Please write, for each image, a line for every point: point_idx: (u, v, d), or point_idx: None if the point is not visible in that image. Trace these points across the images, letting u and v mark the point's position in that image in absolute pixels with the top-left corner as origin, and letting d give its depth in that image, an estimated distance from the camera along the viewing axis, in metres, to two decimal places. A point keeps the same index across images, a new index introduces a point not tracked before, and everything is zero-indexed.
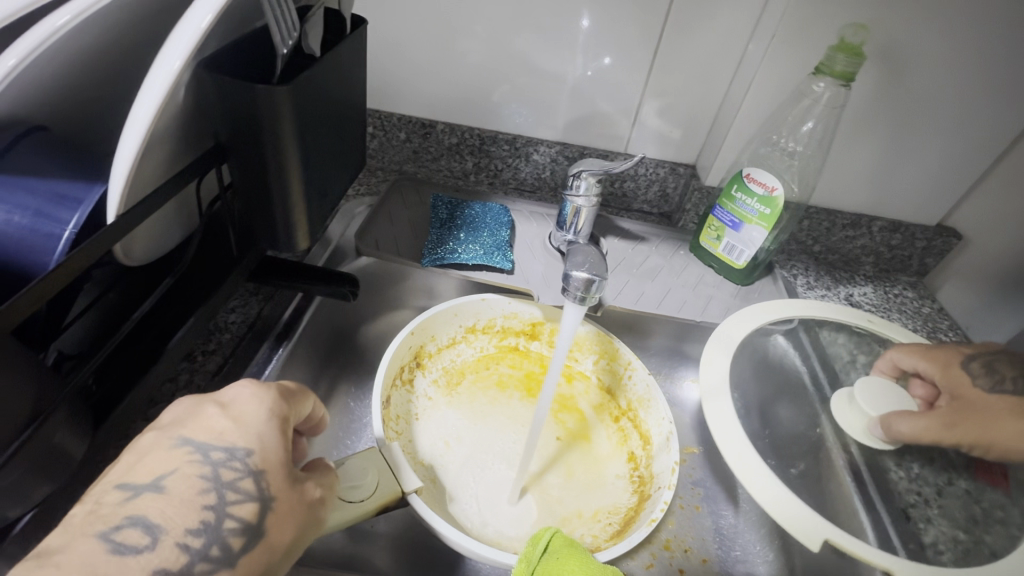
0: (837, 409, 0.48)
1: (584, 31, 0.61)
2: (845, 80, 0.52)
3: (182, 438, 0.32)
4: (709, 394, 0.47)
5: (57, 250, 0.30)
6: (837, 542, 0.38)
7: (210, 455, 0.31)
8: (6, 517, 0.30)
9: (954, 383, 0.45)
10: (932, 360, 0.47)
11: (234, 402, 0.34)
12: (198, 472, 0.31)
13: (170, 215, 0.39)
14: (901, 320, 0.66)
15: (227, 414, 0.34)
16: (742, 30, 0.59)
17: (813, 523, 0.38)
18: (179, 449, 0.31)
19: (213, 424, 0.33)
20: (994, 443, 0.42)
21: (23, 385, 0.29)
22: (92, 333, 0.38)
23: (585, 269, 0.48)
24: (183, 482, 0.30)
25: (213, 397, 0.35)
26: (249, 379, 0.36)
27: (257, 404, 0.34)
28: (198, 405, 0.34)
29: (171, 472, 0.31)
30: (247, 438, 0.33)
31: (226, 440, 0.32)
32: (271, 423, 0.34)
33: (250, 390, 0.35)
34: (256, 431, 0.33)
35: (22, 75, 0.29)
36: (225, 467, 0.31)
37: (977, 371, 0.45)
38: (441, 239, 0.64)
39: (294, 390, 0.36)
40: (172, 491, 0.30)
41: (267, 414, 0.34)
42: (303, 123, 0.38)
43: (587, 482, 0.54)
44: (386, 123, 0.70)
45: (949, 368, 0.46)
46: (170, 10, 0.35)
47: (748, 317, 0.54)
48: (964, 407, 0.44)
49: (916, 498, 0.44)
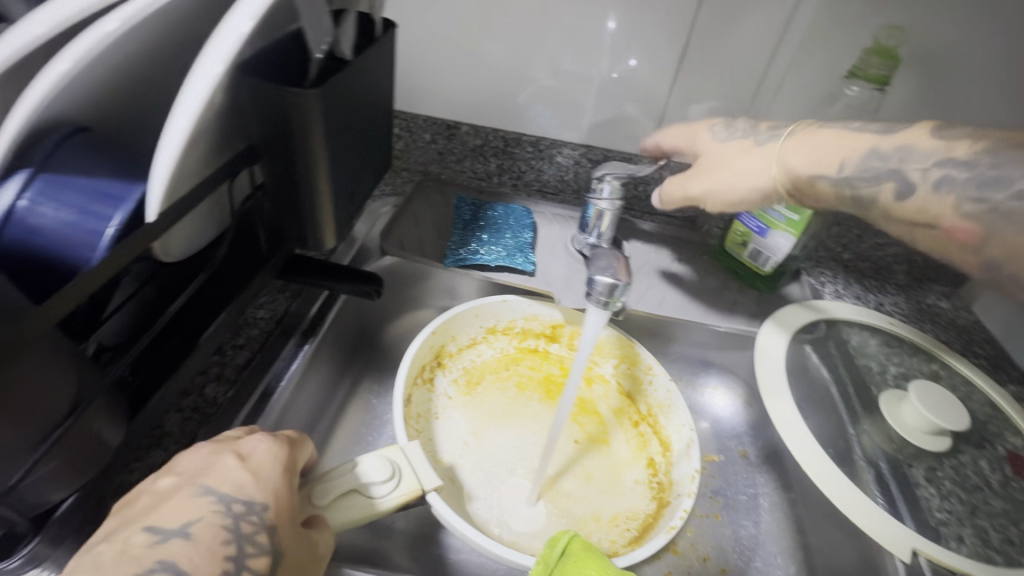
0: (891, 411, 0.51)
1: (611, 33, 0.60)
2: (879, 83, 0.54)
3: (205, 488, 0.33)
4: (768, 391, 0.50)
5: (100, 247, 0.31)
6: (928, 553, 0.41)
7: (230, 507, 0.32)
8: (48, 500, 0.31)
9: (728, 125, 0.55)
10: (686, 128, 0.58)
11: (252, 455, 0.35)
12: (221, 522, 0.32)
13: (203, 215, 0.41)
14: (934, 332, 0.64)
15: (247, 466, 0.35)
16: (775, 29, 0.58)
17: (903, 533, 0.42)
18: (201, 498, 0.32)
19: (234, 476, 0.34)
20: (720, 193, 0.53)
21: (68, 373, 0.30)
22: (128, 325, 0.39)
23: (608, 274, 0.48)
24: (208, 531, 0.31)
25: (231, 448, 0.35)
26: (265, 434, 0.37)
27: (273, 461, 0.36)
28: (217, 454, 0.35)
29: (197, 519, 0.31)
30: (263, 492, 0.34)
31: (245, 494, 0.33)
32: (282, 477, 0.35)
33: (266, 444, 0.36)
34: (272, 485, 0.34)
35: (71, 82, 0.30)
36: (244, 521, 0.32)
37: (716, 129, 0.55)
38: (464, 240, 0.67)
39: (294, 437, 0.38)
40: (199, 539, 0.31)
41: (280, 468, 0.36)
42: (333, 126, 0.39)
43: (605, 486, 0.53)
44: (411, 125, 0.71)
45: (733, 124, 0.55)
46: (206, 19, 0.36)
47: (774, 333, 0.55)
48: (704, 160, 0.55)
49: (947, 516, 0.44)
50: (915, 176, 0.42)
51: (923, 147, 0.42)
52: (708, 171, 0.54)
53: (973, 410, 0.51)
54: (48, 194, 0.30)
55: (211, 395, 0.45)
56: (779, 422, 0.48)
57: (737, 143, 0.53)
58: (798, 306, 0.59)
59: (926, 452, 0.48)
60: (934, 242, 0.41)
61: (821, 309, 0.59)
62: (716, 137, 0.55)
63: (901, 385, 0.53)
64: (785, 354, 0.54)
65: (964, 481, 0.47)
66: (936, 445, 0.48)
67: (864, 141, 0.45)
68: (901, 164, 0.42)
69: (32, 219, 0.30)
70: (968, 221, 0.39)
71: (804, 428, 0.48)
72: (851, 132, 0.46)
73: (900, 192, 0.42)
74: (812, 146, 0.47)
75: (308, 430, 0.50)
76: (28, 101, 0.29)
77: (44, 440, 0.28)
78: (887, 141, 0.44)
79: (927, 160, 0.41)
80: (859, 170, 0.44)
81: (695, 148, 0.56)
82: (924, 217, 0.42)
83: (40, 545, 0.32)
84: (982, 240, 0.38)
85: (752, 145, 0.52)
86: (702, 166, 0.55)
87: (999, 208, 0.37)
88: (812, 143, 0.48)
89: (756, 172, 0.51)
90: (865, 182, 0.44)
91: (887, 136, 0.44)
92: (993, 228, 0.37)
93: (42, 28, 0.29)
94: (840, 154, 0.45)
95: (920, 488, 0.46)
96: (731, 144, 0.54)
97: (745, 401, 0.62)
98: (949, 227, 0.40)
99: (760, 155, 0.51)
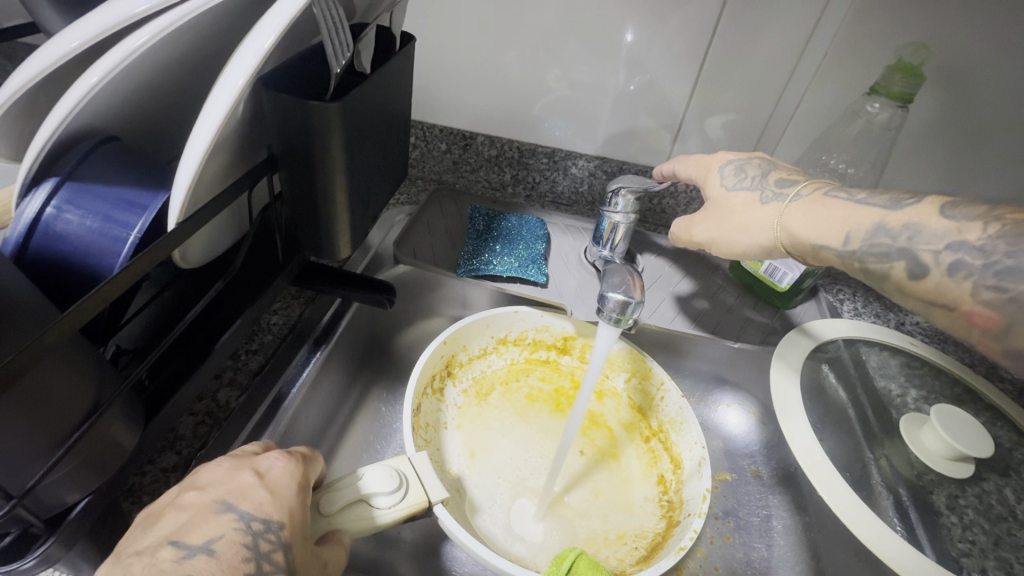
0: (909, 432, 0.49)
1: (629, 45, 0.60)
2: (902, 101, 0.53)
3: (227, 504, 0.33)
4: (784, 409, 0.50)
5: (123, 254, 0.32)
6: None
7: (250, 525, 0.33)
8: (63, 501, 0.31)
9: (740, 167, 0.52)
10: (699, 161, 0.55)
11: (270, 472, 0.36)
12: (242, 540, 0.32)
13: (223, 223, 0.42)
14: (957, 354, 0.63)
15: (265, 484, 0.35)
16: (796, 43, 0.57)
17: (922, 561, 0.40)
18: (223, 516, 0.32)
19: (253, 494, 0.34)
20: (729, 242, 0.51)
21: (82, 384, 0.30)
22: (146, 331, 0.41)
23: (621, 291, 0.48)
24: (229, 548, 0.32)
25: (250, 463, 0.36)
26: (281, 452, 0.37)
27: (290, 479, 0.36)
28: (235, 470, 0.36)
29: (220, 536, 0.32)
30: (281, 511, 0.34)
31: (264, 511, 0.33)
32: (298, 494, 0.36)
33: (283, 462, 0.36)
34: (288, 505, 0.35)
35: (98, 92, 0.31)
36: (262, 539, 0.32)
37: (728, 174, 0.52)
38: (476, 251, 0.66)
39: (307, 454, 0.39)
40: (221, 557, 0.31)
41: (297, 486, 0.36)
42: (351, 138, 0.40)
43: (615, 503, 0.53)
44: (428, 134, 0.72)
45: (745, 166, 0.52)
46: (233, 31, 0.37)
47: (790, 360, 0.54)
48: (710, 206, 0.53)
49: (970, 547, 0.43)
50: (926, 258, 0.38)
51: (934, 225, 0.38)
52: (714, 218, 0.52)
53: (997, 437, 0.49)
54: (74, 202, 0.32)
55: (223, 400, 0.46)
56: (795, 444, 0.47)
57: (743, 194, 0.50)
58: (812, 325, 0.57)
59: (948, 478, 0.47)
60: (951, 323, 0.38)
61: (842, 329, 0.57)
62: (724, 183, 0.52)
63: (922, 409, 0.52)
64: (798, 386, 0.52)
65: (988, 510, 0.45)
66: (956, 473, 0.47)
67: (872, 213, 0.42)
68: (910, 244, 0.39)
69: (59, 226, 0.31)
70: (986, 308, 0.35)
71: (817, 448, 0.47)
72: (860, 204, 0.43)
73: (912, 272, 0.39)
74: (817, 214, 0.45)
75: (318, 437, 0.50)
76: (60, 111, 0.30)
77: (60, 445, 0.29)
78: (896, 216, 0.40)
79: (939, 241, 0.38)
80: (866, 245, 0.41)
81: (703, 189, 0.54)
82: (942, 298, 0.38)
83: (51, 550, 0.30)
84: (1002, 330, 0.35)
85: (757, 198, 0.49)
86: (708, 211, 0.53)
87: (1021, 299, 0.34)
88: (819, 210, 0.45)
89: (760, 227, 0.48)
90: (873, 258, 0.41)
91: (897, 211, 0.41)
92: (1013, 321, 0.34)
93: (76, 40, 0.30)
94: (846, 227, 0.43)
95: (942, 516, 0.45)
96: (738, 193, 0.51)
97: (759, 419, 0.61)
98: (967, 312, 0.36)
99: (763, 211, 0.48)
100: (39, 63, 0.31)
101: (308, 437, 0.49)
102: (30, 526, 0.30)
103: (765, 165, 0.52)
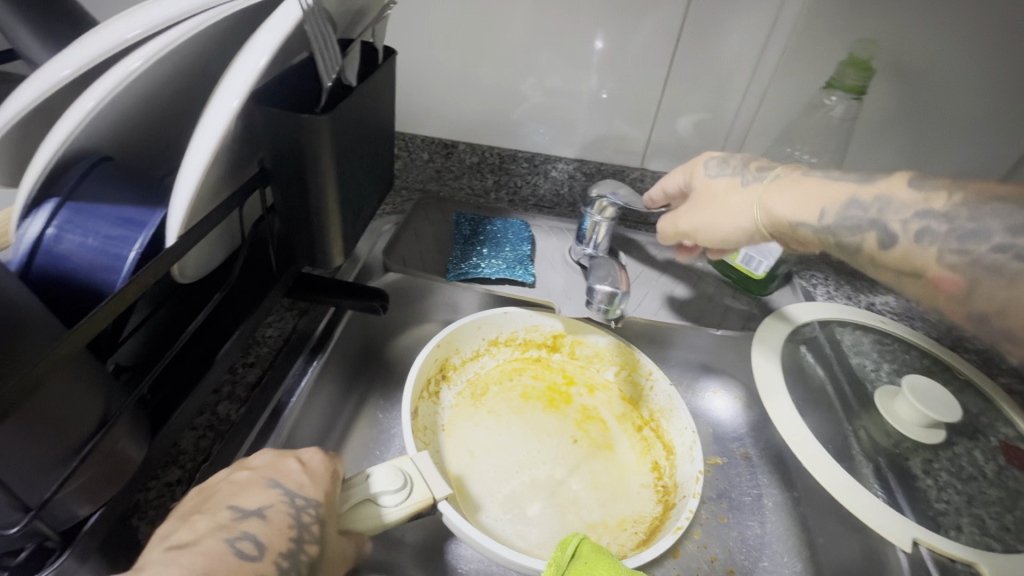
0: (884, 404, 0.52)
1: (599, 52, 0.63)
2: (857, 93, 0.57)
3: (274, 481, 0.36)
4: (769, 392, 0.52)
5: (124, 271, 0.33)
6: (926, 542, 0.43)
7: (294, 500, 0.35)
8: (75, 514, 0.31)
9: (723, 160, 0.56)
10: (681, 167, 0.58)
11: (311, 461, 0.39)
12: (288, 510, 0.35)
13: (217, 239, 0.43)
14: (925, 329, 0.66)
15: (306, 470, 0.38)
16: (756, 43, 0.61)
17: (904, 526, 0.44)
18: (272, 489, 0.36)
19: (295, 476, 0.37)
20: (714, 229, 0.54)
21: (92, 396, 0.30)
22: (144, 348, 0.41)
23: (608, 283, 0.50)
24: (279, 515, 0.34)
25: (294, 452, 0.39)
26: (319, 447, 0.40)
27: (328, 468, 0.39)
28: (280, 457, 0.38)
29: (270, 505, 0.35)
30: (319, 492, 0.37)
31: (305, 491, 0.36)
32: (331, 483, 0.38)
33: (322, 455, 0.39)
34: (325, 490, 0.37)
35: (94, 118, 0.32)
36: (305, 512, 0.35)
37: (711, 164, 0.55)
38: (464, 255, 0.68)
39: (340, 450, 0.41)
40: (273, 521, 0.34)
41: (331, 473, 0.38)
42: (341, 148, 0.41)
43: (613, 491, 0.54)
44: (410, 145, 0.73)
45: (728, 159, 0.55)
46: (220, 53, 0.38)
47: (772, 351, 0.56)
48: (698, 196, 0.56)
49: (945, 506, 0.46)
50: (895, 227, 0.41)
51: (902, 196, 0.41)
52: (700, 207, 0.55)
53: (965, 404, 0.52)
54: (74, 223, 0.32)
55: (223, 413, 0.46)
56: (780, 422, 0.50)
57: (725, 179, 0.54)
58: (789, 308, 0.60)
59: (923, 444, 0.50)
60: (921, 291, 0.40)
61: (820, 311, 0.60)
62: (708, 172, 0.55)
63: (895, 381, 0.55)
64: (778, 370, 0.54)
65: (959, 471, 0.48)
66: (925, 438, 0.50)
67: (845, 188, 0.45)
68: (882, 215, 0.42)
69: (60, 247, 0.32)
70: (952, 273, 0.37)
71: (803, 428, 0.49)
72: (833, 181, 0.46)
73: (882, 243, 0.42)
74: (795, 194, 0.48)
75: (320, 443, 0.51)
76: (57, 136, 0.31)
77: (72, 458, 0.29)
78: (868, 190, 0.43)
79: (907, 211, 0.40)
80: (840, 218, 0.44)
81: (690, 182, 0.57)
82: (910, 265, 0.40)
83: (68, 562, 0.31)
84: (965, 294, 0.37)
85: (739, 182, 0.53)
86: (694, 202, 0.56)
87: (979, 261, 0.36)
88: (796, 187, 0.48)
89: (741, 210, 0.51)
90: (846, 230, 0.44)
91: (867, 185, 0.44)
92: (974, 283, 0.36)
93: (68, 68, 0.31)
94: (820, 203, 0.46)
95: (921, 481, 0.47)
96: (721, 179, 0.54)
97: (745, 404, 0.63)
98: (933, 277, 0.39)
99: (744, 194, 0.52)
100: (31, 93, 0.31)
101: (310, 444, 0.50)
102: (47, 539, 0.30)
103: (747, 158, 0.55)
